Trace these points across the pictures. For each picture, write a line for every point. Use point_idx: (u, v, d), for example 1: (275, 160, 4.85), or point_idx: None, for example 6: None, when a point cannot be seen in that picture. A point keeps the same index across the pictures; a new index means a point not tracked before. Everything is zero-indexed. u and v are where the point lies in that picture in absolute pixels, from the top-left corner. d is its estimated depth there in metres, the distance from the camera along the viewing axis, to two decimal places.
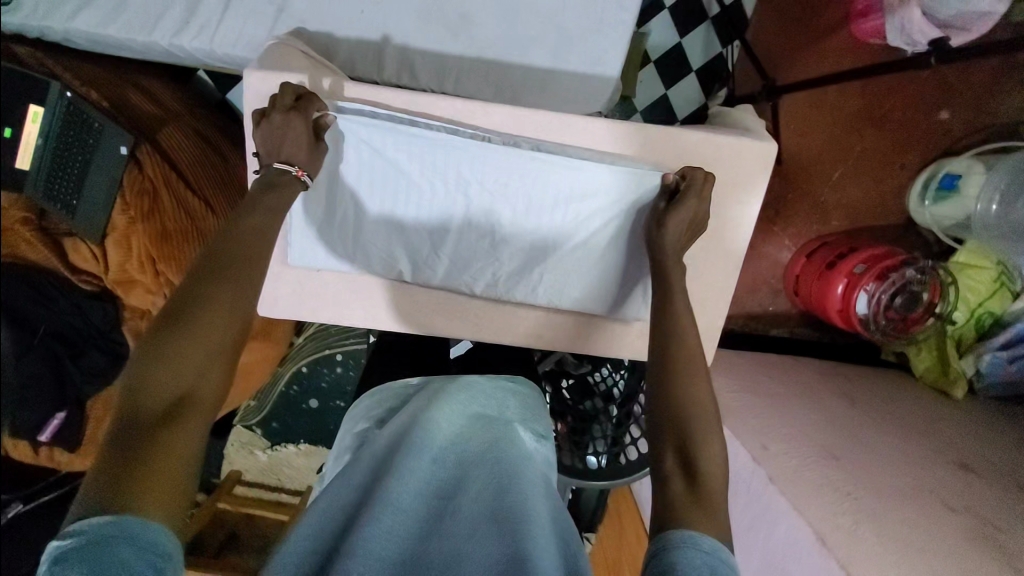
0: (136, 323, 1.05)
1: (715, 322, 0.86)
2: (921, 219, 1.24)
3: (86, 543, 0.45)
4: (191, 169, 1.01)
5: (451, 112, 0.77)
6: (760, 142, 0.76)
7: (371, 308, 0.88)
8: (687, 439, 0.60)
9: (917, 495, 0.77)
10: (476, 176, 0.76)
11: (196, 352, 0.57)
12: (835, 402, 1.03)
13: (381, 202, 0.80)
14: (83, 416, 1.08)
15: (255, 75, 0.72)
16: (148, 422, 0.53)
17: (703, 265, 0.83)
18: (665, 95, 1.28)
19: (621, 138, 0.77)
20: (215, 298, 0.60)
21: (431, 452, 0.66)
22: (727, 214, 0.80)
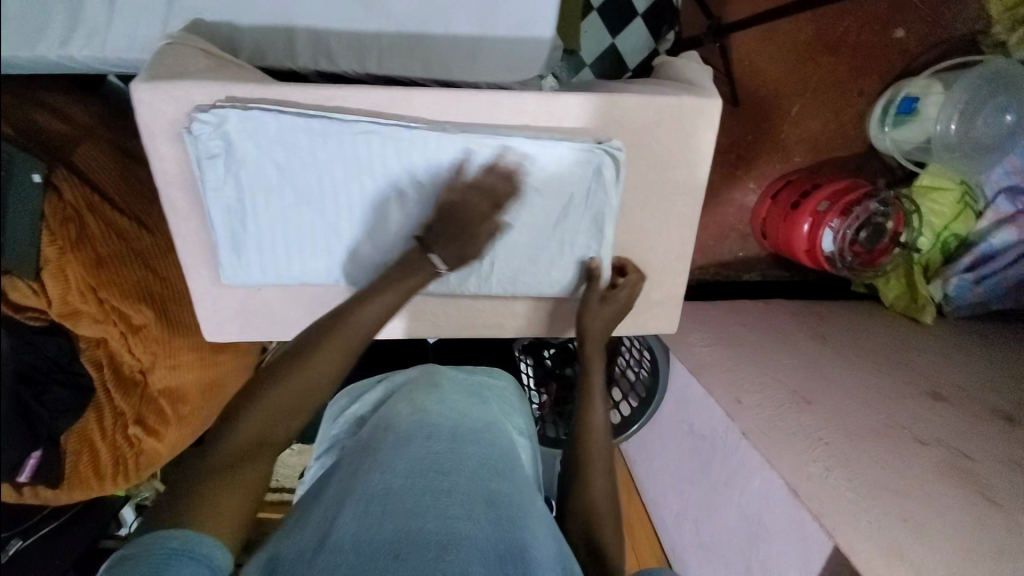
0: (95, 352, 1.04)
1: (674, 288, 0.84)
2: (881, 145, 1.22)
3: (155, 554, 0.50)
4: (114, 187, 0.98)
5: (368, 105, 0.70)
6: (707, 97, 0.71)
7: (322, 315, 0.85)
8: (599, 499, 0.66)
9: (888, 431, 0.78)
10: (409, 168, 0.71)
11: (286, 400, 0.63)
12: (806, 343, 1.03)
13: (306, 208, 0.74)
14: (60, 454, 1.04)
15: (144, 88, 0.66)
16: (217, 464, 0.59)
17: (658, 231, 0.80)
18: (613, 45, 1.20)
19: (556, 108, 0.72)
20: (308, 360, 0.65)
21: (429, 435, 0.65)
22: (677, 178, 0.76)
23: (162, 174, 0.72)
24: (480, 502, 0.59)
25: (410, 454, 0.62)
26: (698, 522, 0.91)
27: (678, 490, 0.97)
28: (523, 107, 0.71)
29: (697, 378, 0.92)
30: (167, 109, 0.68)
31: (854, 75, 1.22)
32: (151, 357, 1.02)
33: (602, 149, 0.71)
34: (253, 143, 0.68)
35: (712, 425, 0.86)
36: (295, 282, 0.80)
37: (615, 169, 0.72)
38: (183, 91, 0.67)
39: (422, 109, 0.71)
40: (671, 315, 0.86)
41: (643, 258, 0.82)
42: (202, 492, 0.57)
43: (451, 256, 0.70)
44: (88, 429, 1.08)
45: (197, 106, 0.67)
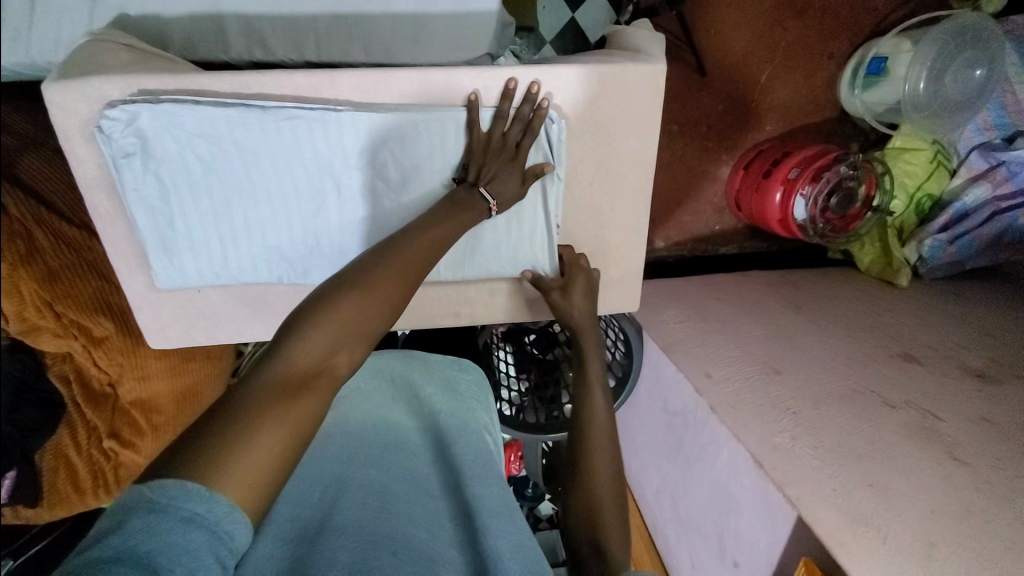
0: (62, 367, 1.01)
1: (632, 266, 0.83)
2: (853, 108, 1.20)
3: (167, 518, 0.40)
4: (61, 197, 0.95)
5: (291, 89, 0.69)
6: (646, 63, 0.69)
7: (276, 316, 0.83)
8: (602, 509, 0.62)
9: (857, 395, 0.78)
10: (340, 153, 0.70)
11: (354, 324, 0.54)
12: (780, 313, 1.03)
13: (236, 203, 0.72)
14: (35, 471, 1.03)
15: (55, 89, 0.64)
16: (284, 392, 0.49)
17: (612, 207, 0.78)
18: (573, 18, 1.15)
19: (491, 84, 0.70)
20: (372, 288, 0.56)
21: (401, 454, 0.67)
22: (626, 152, 0.74)
23: (92, 179, 0.70)
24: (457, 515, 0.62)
25: (401, 466, 0.65)
26: (675, 498, 0.91)
27: (656, 467, 0.97)
28: (460, 85, 0.69)
29: (669, 355, 0.91)
30: (80, 109, 0.66)
31: (820, 35, 1.19)
32: (119, 369, 1.02)
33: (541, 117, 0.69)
34: (171, 137, 0.67)
35: (682, 401, 0.85)
36: (231, 282, 0.78)
37: (549, 140, 0.71)
38: (96, 89, 0.65)
39: (349, 91, 0.69)
40: (633, 293, 0.84)
41: (598, 237, 0.80)
42: (262, 423, 0.46)
43: (503, 186, 0.69)
44: (62, 445, 1.05)
45: (109, 101, 0.65)
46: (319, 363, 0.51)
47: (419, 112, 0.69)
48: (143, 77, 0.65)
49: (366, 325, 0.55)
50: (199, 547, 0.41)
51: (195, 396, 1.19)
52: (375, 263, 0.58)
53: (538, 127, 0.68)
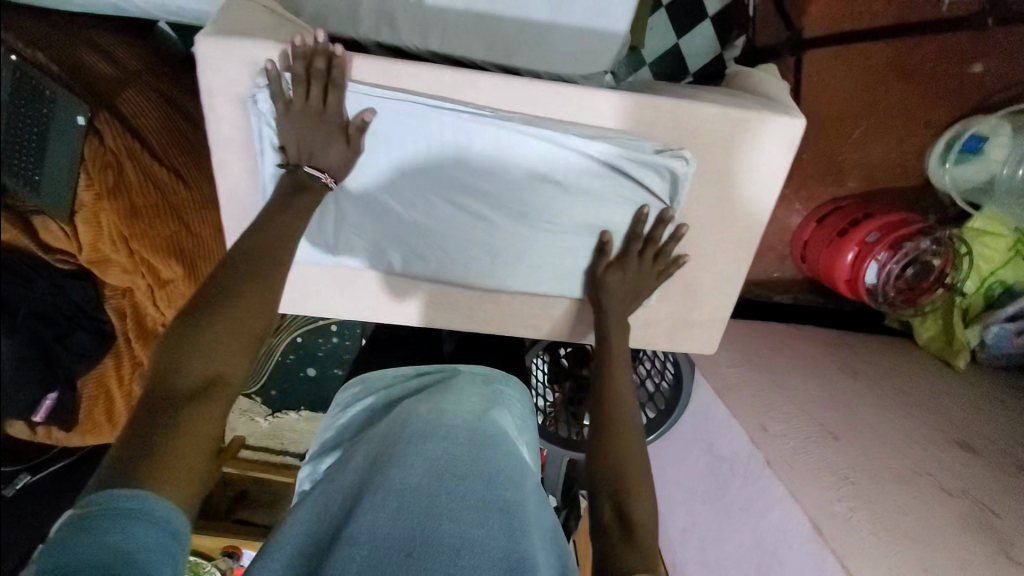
0: (119, 300, 1.06)
1: (717, 312, 0.82)
2: (938, 181, 1.18)
3: (101, 518, 0.46)
4: (156, 137, 0.96)
5: (436, 84, 0.66)
6: (786, 116, 0.68)
7: (359, 295, 0.84)
8: (620, 497, 0.59)
9: (914, 477, 0.77)
10: (473, 162, 0.69)
11: (229, 335, 0.57)
12: (839, 376, 1.02)
13: (361, 190, 0.72)
14: (74, 397, 1.09)
15: (207, 42, 0.64)
16: (174, 405, 0.52)
17: (712, 247, 0.77)
18: (677, 43, 1.18)
19: (628, 111, 0.68)
20: (245, 294, 0.59)
21: (445, 431, 0.68)
22: (743, 199, 0.73)
23: (218, 136, 0.70)
24: (493, 506, 0.63)
25: (429, 449, 0.66)
26: (704, 543, 0.90)
27: (687, 507, 0.96)
28: (598, 105, 0.67)
29: (724, 399, 0.91)
30: (227, 68, 0.65)
31: (926, 104, 1.16)
32: (177, 313, 1.01)
33: (668, 155, 0.69)
34: (313, 118, 0.65)
35: (735, 450, 0.84)
36: (335, 263, 0.80)
37: (677, 176, 0.70)
38: (244, 50, 0.64)
39: (487, 95, 0.67)
40: (712, 337, 0.84)
41: (694, 277, 0.79)
42: (176, 436, 0.51)
43: (327, 153, 0.67)
44: (108, 375, 1.09)
45: (260, 69, 0.65)
46: (203, 376, 0.54)
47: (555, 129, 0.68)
48: (297, 48, 0.65)
49: (242, 333, 0.57)
50: (140, 535, 0.46)
51: None
52: (241, 275, 0.60)
53: (338, 80, 0.64)
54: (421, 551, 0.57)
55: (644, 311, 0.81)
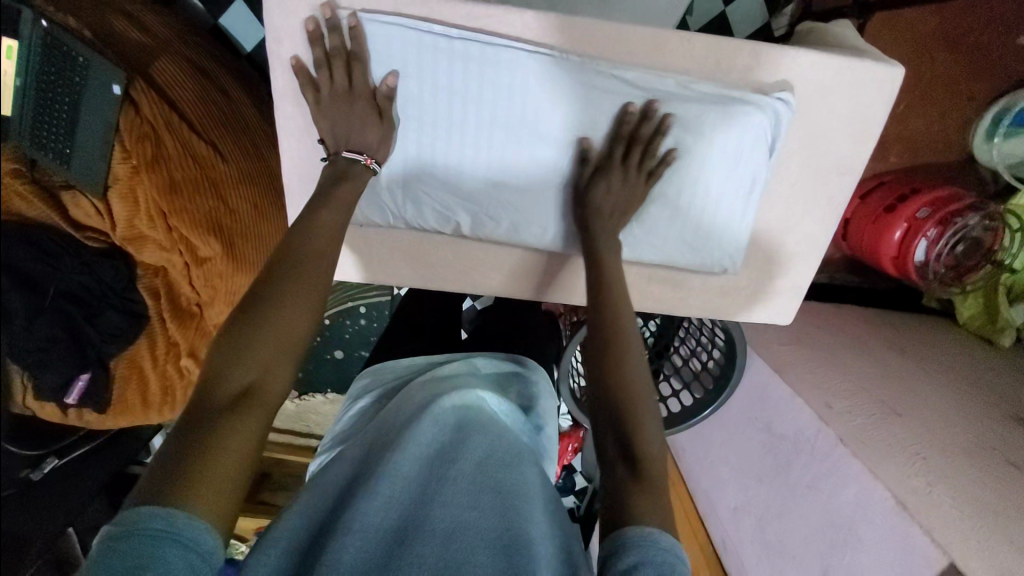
0: (152, 281, 1.02)
1: (797, 279, 0.80)
2: (985, 157, 1.16)
3: (135, 537, 0.44)
4: (192, 109, 0.92)
5: (512, 29, 0.66)
6: (883, 64, 0.65)
7: (421, 262, 0.82)
8: (622, 426, 0.57)
9: (979, 450, 0.76)
10: (562, 112, 0.68)
11: (264, 349, 0.55)
12: (887, 355, 1.01)
13: (442, 138, 0.70)
14: (108, 378, 1.05)
15: None
16: (212, 410, 0.52)
17: (793, 208, 0.75)
18: (723, 11, 1.12)
19: (710, 61, 0.67)
20: (284, 300, 0.58)
21: (438, 414, 0.67)
22: (829, 156, 0.71)
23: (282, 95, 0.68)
24: (488, 488, 0.60)
25: (423, 433, 0.65)
26: (762, 521, 0.89)
27: (740, 486, 0.96)
28: (691, 50, 0.66)
29: (783, 378, 0.89)
30: (300, 13, 0.64)
31: (973, 74, 1.13)
32: (210, 292, 0.99)
33: (768, 99, 0.66)
34: (394, 67, 0.66)
35: (798, 427, 0.83)
36: (405, 223, 0.78)
37: (774, 123, 0.68)
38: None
39: (568, 42, 0.66)
40: (790, 306, 0.81)
41: (774, 244, 0.77)
42: (213, 448, 0.50)
43: (362, 133, 0.67)
44: (141, 357, 1.06)
45: (331, 7, 0.64)
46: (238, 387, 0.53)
47: (647, 78, 0.66)
48: None
49: (279, 345, 0.56)
50: (174, 563, 0.44)
51: None
52: (276, 284, 0.59)
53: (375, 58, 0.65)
54: (411, 541, 0.55)
55: (725, 277, 0.80)
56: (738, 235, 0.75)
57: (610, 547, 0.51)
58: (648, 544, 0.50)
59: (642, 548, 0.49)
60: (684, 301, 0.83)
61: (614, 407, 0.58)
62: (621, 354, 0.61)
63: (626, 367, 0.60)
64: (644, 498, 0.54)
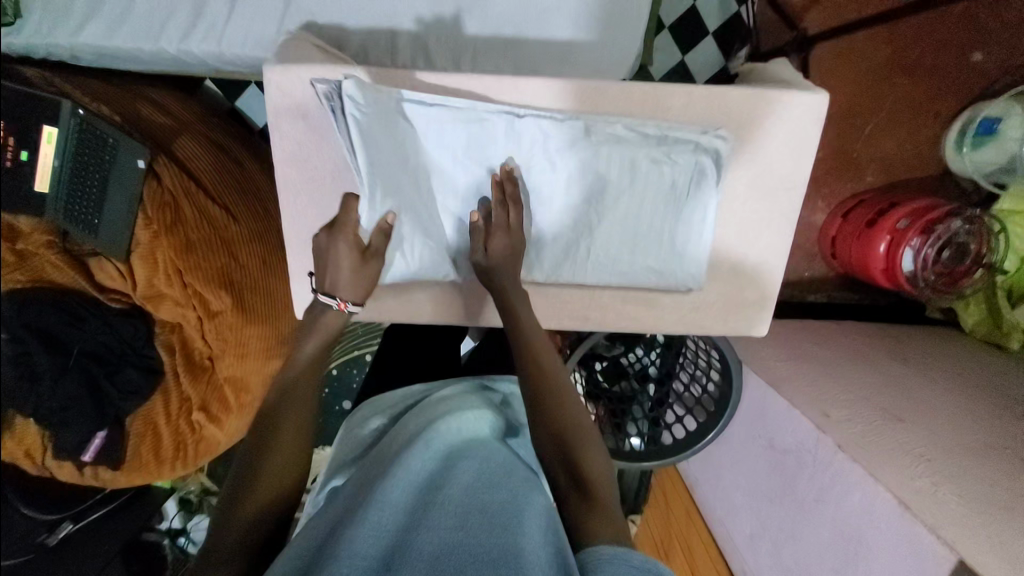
0: (169, 336, 1.08)
1: (766, 291, 0.82)
2: (960, 168, 1.19)
3: None
4: (209, 178, 1.02)
5: (482, 90, 0.71)
6: (812, 95, 0.71)
7: (406, 299, 0.85)
8: (574, 464, 0.66)
9: (990, 451, 0.73)
10: (524, 157, 0.73)
11: (262, 486, 0.66)
12: (889, 364, 1.00)
13: (416, 192, 0.76)
14: (123, 434, 1.10)
15: (275, 71, 0.68)
16: (225, 557, 0.63)
17: (755, 221, 0.78)
18: (683, 59, 1.22)
19: (666, 100, 0.72)
20: (274, 441, 0.68)
21: (428, 444, 0.70)
22: (778, 174, 0.75)
23: None
24: (476, 511, 0.60)
25: (411, 463, 0.67)
26: (778, 544, 0.85)
27: (752, 510, 0.93)
28: (628, 97, 0.71)
29: (779, 392, 0.89)
30: (296, 91, 0.69)
31: (931, 94, 1.20)
32: (222, 345, 1.05)
33: (709, 136, 0.72)
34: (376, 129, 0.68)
35: (798, 440, 0.82)
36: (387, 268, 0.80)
37: (716, 160, 0.73)
38: (309, 75, 0.68)
39: (528, 95, 0.71)
40: (762, 318, 0.83)
41: (740, 259, 0.80)
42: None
43: (348, 285, 0.74)
44: (154, 413, 1.11)
45: (317, 83, 0.68)
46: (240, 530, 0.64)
47: (591, 121, 0.71)
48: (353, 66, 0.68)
49: (269, 478, 0.67)
50: None
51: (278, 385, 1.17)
52: (272, 421, 0.70)
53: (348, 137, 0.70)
54: (397, 565, 0.55)
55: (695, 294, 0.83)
56: (699, 250, 0.78)
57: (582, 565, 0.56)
58: (619, 560, 0.55)
59: (613, 564, 0.55)
60: (667, 319, 0.84)
61: (557, 441, 0.67)
62: (553, 383, 0.70)
63: (563, 404, 0.69)
64: (599, 520, 0.62)
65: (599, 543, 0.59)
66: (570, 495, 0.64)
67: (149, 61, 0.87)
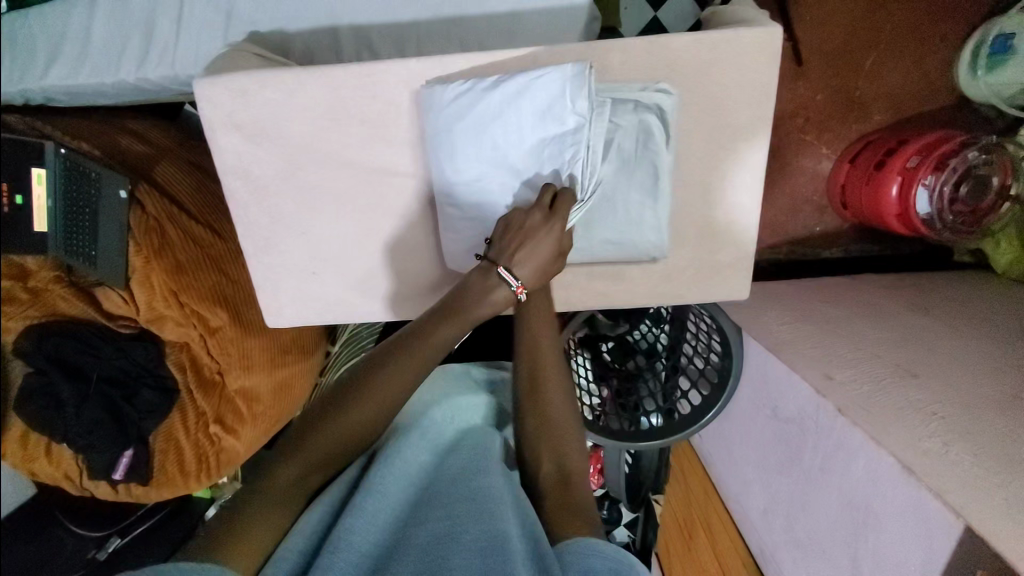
0: (179, 355, 1.12)
1: (741, 251, 0.78)
2: (977, 93, 1.08)
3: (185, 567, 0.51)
4: (190, 200, 1.07)
5: (416, 78, 0.70)
6: (763, 31, 0.66)
7: (375, 297, 0.83)
8: (564, 457, 0.64)
9: (1017, 402, 0.66)
10: (450, 149, 0.70)
11: (332, 435, 0.64)
12: (908, 317, 0.92)
13: (359, 187, 0.76)
14: (148, 452, 1.15)
15: (204, 83, 0.69)
16: (278, 500, 0.61)
17: (720, 180, 0.74)
18: (655, 15, 1.16)
19: (609, 60, 0.69)
20: (357, 398, 0.65)
21: (420, 434, 0.73)
22: (737, 126, 0.71)
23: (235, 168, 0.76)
24: (466, 498, 0.62)
25: (401, 454, 0.69)
26: (790, 518, 0.81)
27: (764, 483, 0.88)
28: (563, 61, 0.68)
29: (780, 357, 0.84)
30: (224, 102, 0.70)
31: (936, 16, 1.10)
32: (227, 360, 1.08)
33: (650, 91, 0.68)
34: (308, 128, 0.72)
35: (800, 405, 0.77)
36: (352, 265, 0.80)
37: (660, 115, 0.68)
38: (238, 84, 0.69)
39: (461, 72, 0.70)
40: (741, 280, 0.79)
41: (708, 220, 0.76)
42: (254, 524, 0.58)
43: (528, 259, 0.65)
44: (173, 429, 1.15)
45: (247, 94, 0.70)
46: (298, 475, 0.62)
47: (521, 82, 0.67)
48: (281, 72, 0.69)
49: (342, 434, 0.64)
50: None
51: (285, 395, 1.20)
52: (364, 371, 0.66)
53: (291, 142, 0.73)
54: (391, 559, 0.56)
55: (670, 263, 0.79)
56: (660, 218, 0.74)
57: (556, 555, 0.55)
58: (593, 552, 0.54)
59: (585, 559, 0.54)
60: (648, 292, 0.81)
61: (541, 426, 0.66)
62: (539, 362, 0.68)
63: (552, 392, 0.67)
64: (574, 519, 0.59)
65: (576, 535, 0.57)
66: (551, 480, 0.64)
67: (118, 93, 0.90)
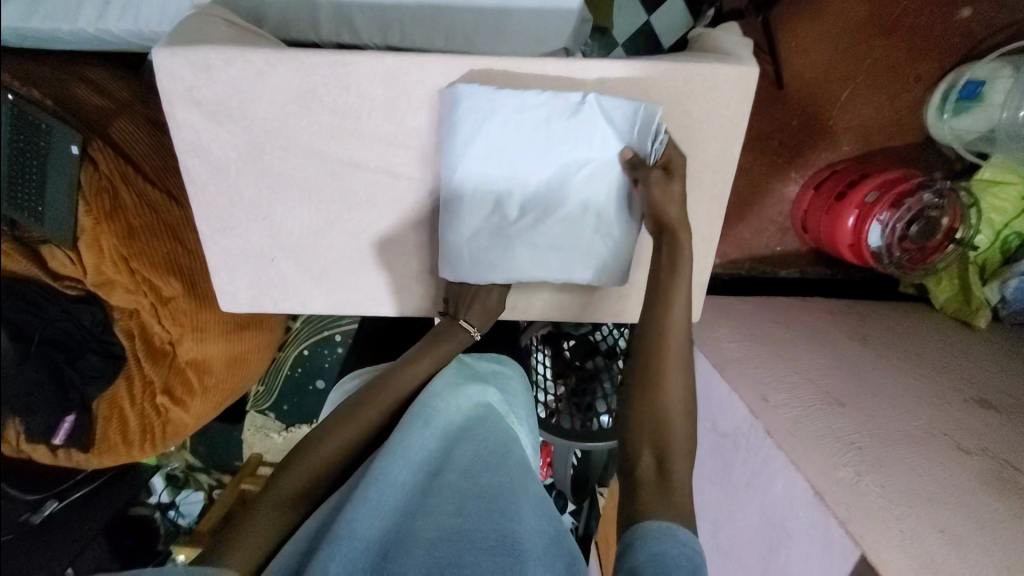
0: (128, 323, 1.08)
1: (696, 275, 0.81)
2: (940, 136, 1.14)
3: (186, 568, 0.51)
4: (144, 161, 1.04)
5: (392, 72, 0.69)
6: (738, 67, 0.68)
7: (338, 288, 0.83)
8: (665, 454, 0.64)
9: (928, 437, 0.72)
10: (457, 154, 0.69)
11: (324, 451, 0.69)
12: (847, 344, 0.98)
13: (326, 175, 0.74)
14: (90, 418, 1.11)
15: (165, 52, 0.65)
16: (276, 506, 0.63)
17: (687, 205, 0.75)
18: (647, 23, 1.16)
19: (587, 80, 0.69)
20: (343, 421, 0.72)
21: (428, 417, 0.69)
22: (706, 156, 0.73)
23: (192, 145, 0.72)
24: (473, 498, 0.61)
25: (409, 439, 0.66)
26: (716, 524, 0.86)
27: (697, 489, 0.94)
28: (542, 72, 0.68)
29: (723, 374, 0.88)
30: (185, 74, 0.67)
31: (915, 56, 1.13)
32: (179, 330, 1.06)
33: (639, 112, 0.67)
34: (277, 110, 0.70)
35: (736, 422, 0.81)
36: (315, 252, 0.79)
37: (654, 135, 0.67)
38: (201, 57, 0.66)
39: (440, 73, 0.69)
40: (692, 303, 0.83)
41: None
42: (254, 527, 0.60)
43: (476, 311, 0.83)
44: (117, 398, 1.13)
45: (213, 68, 0.67)
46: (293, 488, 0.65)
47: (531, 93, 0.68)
48: (251, 49, 0.66)
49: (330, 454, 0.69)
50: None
51: (239, 368, 1.20)
52: (354, 403, 0.74)
53: (257, 122, 0.70)
54: (397, 552, 0.55)
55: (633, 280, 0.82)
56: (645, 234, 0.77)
57: (629, 540, 0.56)
58: (668, 540, 0.54)
59: (663, 541, 0.54)
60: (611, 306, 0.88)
61: (646, 415, 0.66)
62: (648, 352, 0.68)
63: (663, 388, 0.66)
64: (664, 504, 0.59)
65: (651, 518, 0.57)
66: (648, 471, 0.63)
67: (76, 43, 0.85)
